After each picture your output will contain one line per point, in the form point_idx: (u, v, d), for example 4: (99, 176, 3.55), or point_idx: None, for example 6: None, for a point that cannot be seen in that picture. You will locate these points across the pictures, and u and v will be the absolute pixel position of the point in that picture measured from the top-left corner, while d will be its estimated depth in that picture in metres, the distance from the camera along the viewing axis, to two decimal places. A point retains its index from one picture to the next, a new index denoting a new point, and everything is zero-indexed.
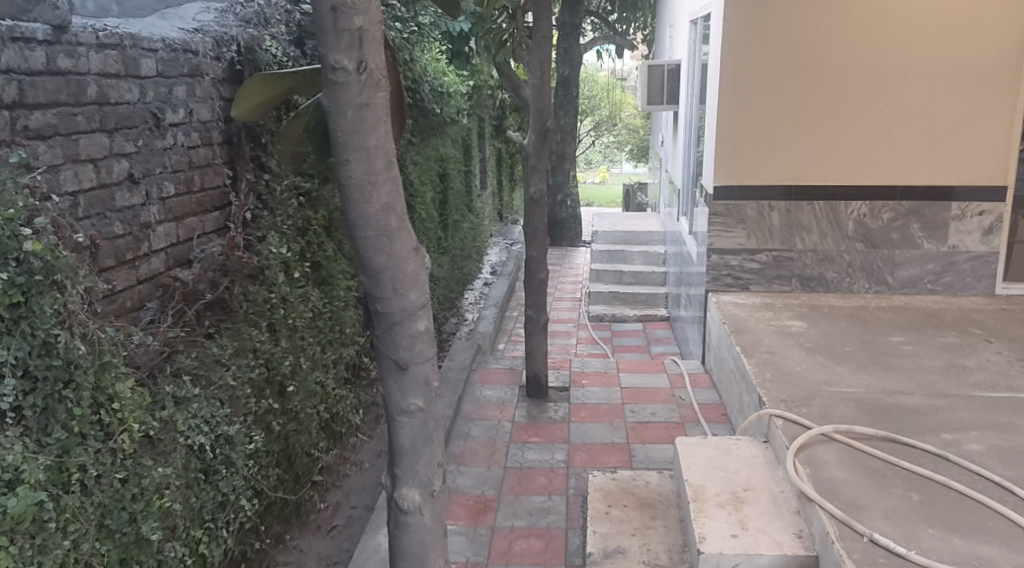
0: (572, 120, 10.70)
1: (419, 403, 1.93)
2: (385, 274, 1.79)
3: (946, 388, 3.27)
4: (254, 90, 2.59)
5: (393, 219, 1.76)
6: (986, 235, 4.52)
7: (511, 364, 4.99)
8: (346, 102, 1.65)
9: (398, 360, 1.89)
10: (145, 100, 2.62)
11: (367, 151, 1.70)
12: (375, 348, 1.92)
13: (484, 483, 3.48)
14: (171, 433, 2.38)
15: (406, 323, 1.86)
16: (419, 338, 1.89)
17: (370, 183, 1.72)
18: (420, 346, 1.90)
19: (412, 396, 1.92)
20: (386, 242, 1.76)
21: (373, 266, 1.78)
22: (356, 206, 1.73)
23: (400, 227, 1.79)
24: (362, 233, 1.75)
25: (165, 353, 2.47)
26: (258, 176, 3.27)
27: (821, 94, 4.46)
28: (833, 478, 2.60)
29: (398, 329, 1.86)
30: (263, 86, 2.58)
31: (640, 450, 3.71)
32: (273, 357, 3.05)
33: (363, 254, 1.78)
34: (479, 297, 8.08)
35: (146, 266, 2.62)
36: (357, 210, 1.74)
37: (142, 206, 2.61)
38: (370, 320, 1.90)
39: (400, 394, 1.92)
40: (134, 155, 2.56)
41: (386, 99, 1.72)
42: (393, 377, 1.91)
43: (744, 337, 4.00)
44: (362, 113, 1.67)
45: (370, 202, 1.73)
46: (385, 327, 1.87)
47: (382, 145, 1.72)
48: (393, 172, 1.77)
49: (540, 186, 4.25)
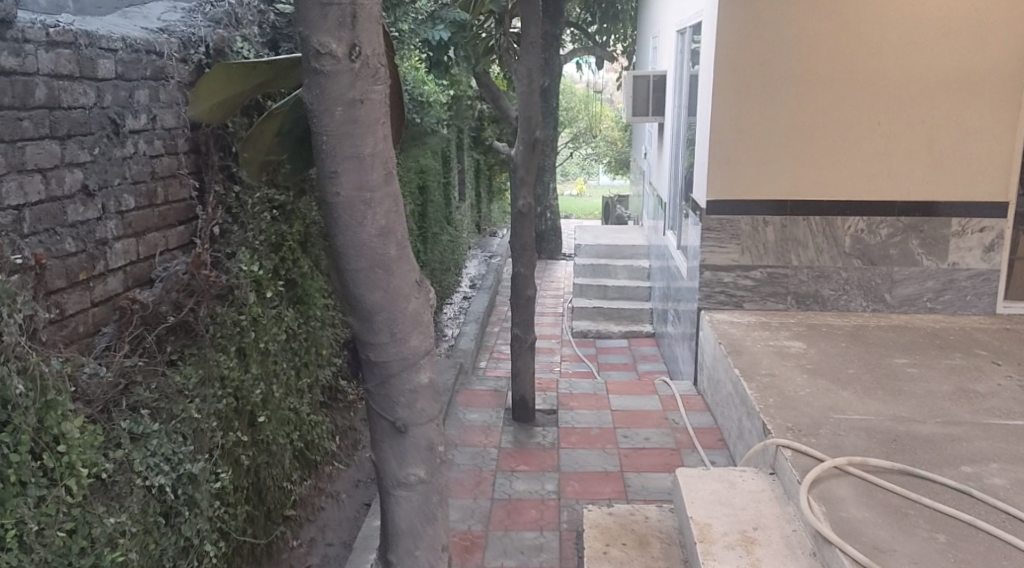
0: (553, 132, 10.55)
1: (419, 474, 1.89)
2: (380, 317, 1.74)
3: (959, 415, 3.15)
4: (220, 82, 2.35)
5: (392, 247, 1.70)
6: (987, 252, 4.40)
7: (496, 385, 4.76)
8: (335, 98, 1.58)
9: (396, 424, 1.84)
10: (102, 105, 2.37)
11: (360, 158, 1.63)
12: (370, 409, 1.87)
13: (471, 516, 3.25)
14: (127, 475, 2.13)
15: (405, 375, 1.80)
16: (419, 394, 1.84)
17: (364, 202, 1.65)
18: (420, 404, 1.84)
19: (410, 466, 1.88)
20: (381, 277, 1.71)
21: (367, 304, 1.72)
22: (350, 225, 1.66)
23: (399, 255, 1.73)
24: (354, 261, 1.69)
25: (121, 385, 2.23)
26: (227, 188, 3.01)
27: (818, 105, 4.31)
28: (852, 518, 2.44)
29: (396, 379, 1.80)
30: (219, 81, 2.36)
31: (636, 480, 3.51)
32: (242, 385, 2.80)
33: (355, 292, 1.72)
34: (460, 312, 7.85)
35: (101, 287, 2.37)
36: (351, 229, 1.67)
37: (98, 220, 2.36)
38: (365, 369, 1.84)
39: (398, 463, 1.88)
40: (90, 165, 2.31)
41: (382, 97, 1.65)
42: (389, 441, 1.87)
43: (742, 357, 3.82)
44: (354, 112, 1.59)
45: (364, 225, 1.67)
46: (382, 379, 1.81)
47: (376, 152, 1.65)
48: (390, 187, 1.70)
49: (529, 200, 4.04)
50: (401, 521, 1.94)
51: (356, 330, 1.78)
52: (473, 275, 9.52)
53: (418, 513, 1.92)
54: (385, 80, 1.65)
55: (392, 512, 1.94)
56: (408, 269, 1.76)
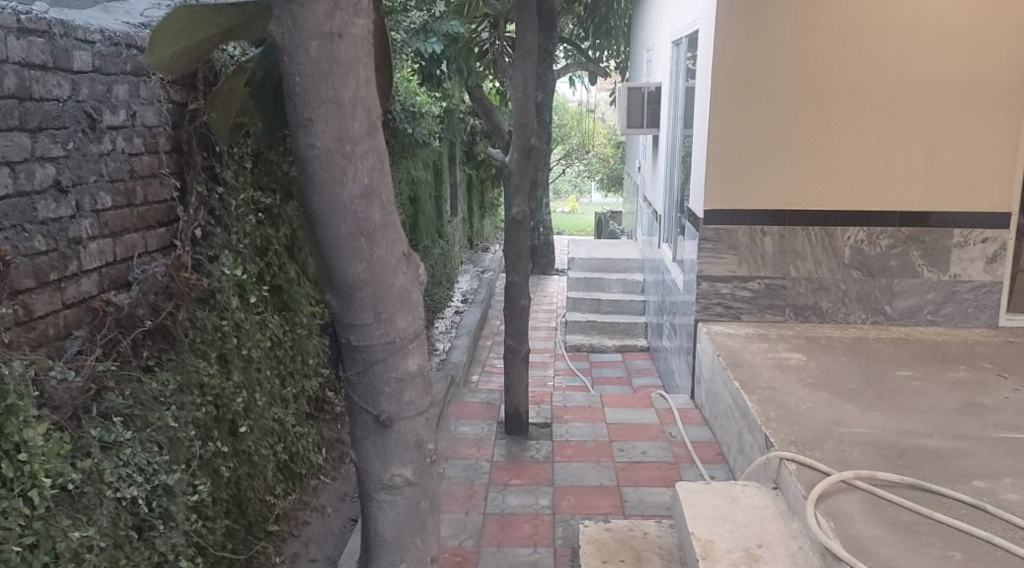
0: (545, 147, 10.51)
1: (405, 475, 1.81)
2: (362, 292, 1.66)
3: (967, 429, 3.05)
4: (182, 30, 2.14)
5: (376, 211, 1.62)
6: (990, 263, 4.32)
7: (488, 398, 4.63)
8: (310, 32, 1.50)
9: (380, 418, 1.77)
10: (77, 98, 2.26)
11: (338, 104, 1.54)
12: (352, 403, 1.81)
13: (463, 532, 3.12)
14: (97, 485, 2.01)
15: (390, 361, 1.73)
16: (405, 386, 1.77)
17: (342, 156, 1.57)
18: (407, 397, 1.78)
19: (396, 467, 1.81)
20: (364, 247, 1.62)
21: (349, 278, 1.64)
22: (328, 183, 1.58)
23: (384, 223, 1.65)
24: (333, 227, 1.60)
25: (91, 391, 2.10)
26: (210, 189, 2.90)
27: (818, 114, 4.24)
28: (863, 534, 2.33)
29: (380, 365, 1.73)
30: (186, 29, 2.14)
31: (632, 495, 3.39)
32: (223, 393, 2.68)
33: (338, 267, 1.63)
34: (451, 326, 7.74)
35: (74, 288, 2.24)
36: (330, 189, 1.58)
37: (71, 218, 2.23)
38: (346, 357, 1.76)
39: (382, 464, 1.81)
40: (62, 160, 2.19)
41: (364, 31, 1.57)
42: (373, 437, 1.80)
43: (742, 370, 3.71)
44: (331, 48, 1.51)
45: (345, 181, 1.59)
46: (363, 365, 1.74)
47: (357, 98, 1.56)
48: (373, 141, 1.62)
49: (523, 207, 3.94)
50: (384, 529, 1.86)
51: (336, 309, 1.70)
52: (465, 289, 9.42)
53: (405, 522, 1.85)
54: (366, 14, 1.57)
55: (376, 520, 1.86)
56: (393, 239, 1.69)
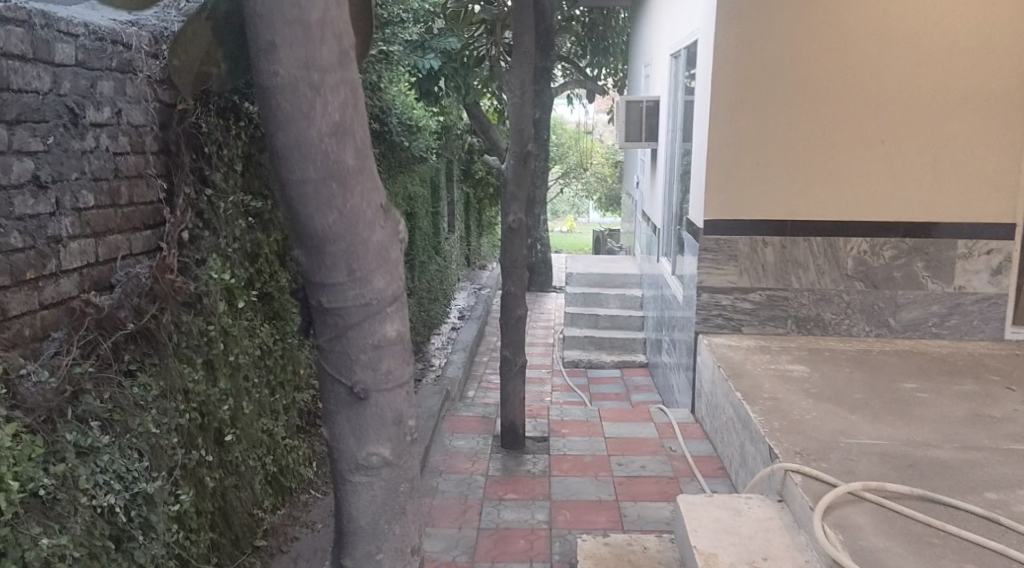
0: (543, 163, 10.48)
1: (382, 454, 1.64)
2: (335, 248, 1.50)
3: (976, 440, 2.96)
4: None
5: (349, 154, 1.46)
6: (995, 275, 4.25)
7: (483, 412, 4.53)
8: None
9: (353, 389, 1.60)
10: (59, 92, 2.19)
11: (305, 27, 1.39)
12: (323, 371, 1.62)
13: (456, 547, 3.02)
14: (71, 492, 1.92)
15: (366, 325, 1.56)
16: (383, 353, 1.60)
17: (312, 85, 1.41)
18: (385, 366, 1.60)
19: (372, 446, 1.63)
20: (335, 189, 1.46)
21: (318, 230, 1.48)
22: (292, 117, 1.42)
23: (359, 168, 1.50)
24: (300, 167, 1.44)
25: (67, 393, 2.01)
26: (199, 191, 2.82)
27: (819, 124, 4.20)
28: (873, 547, 2.24)
29: (355, 331, 1.56)
30: None
31: (632, 509, 3.29)
32: (208, 401, 2.59)
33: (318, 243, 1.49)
34: (447, 342, 7.65)
35: (52, 287, 2.15)
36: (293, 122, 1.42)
37: (50, 215, 2.15)
38: (317, 321, 1.59)
39: (356, 441, 1.63)
40: (42, 155, 2.11)
41: None
42: (346, 412, 1.62)
43: (743, 381, 3.63)
44: None
45: (313, 117, 1.42)
46: (336, 331, 1.57)
47: (324, 20, 1.41)
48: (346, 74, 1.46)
49: (519, 216, 3.87)
50: (359, 517, 1.68)
51: (303, 264, 1.53)
52: (462, 306, 9.34)
53: (382, 505, 1.67)
54: None
55: (351, 505, 1.67)
56: (369, 188, 1.52)
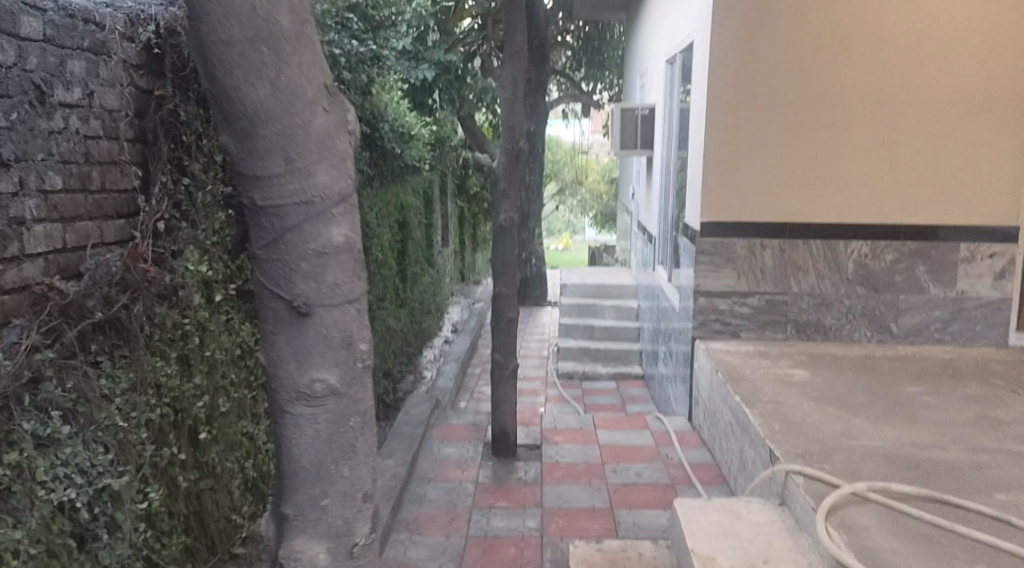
0: (537, 177, 10.41)
1: (327, 382, 1.61)
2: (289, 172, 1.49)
3: (984, 442, 2.85)
4: None
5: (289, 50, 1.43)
6: (998, 279, 4.16)
7: (474, 420, 4.40)
8: None
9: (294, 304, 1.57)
10: (25, 68, 2.07)
11: None
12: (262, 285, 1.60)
13: (443, 555, 2.88)
14: (27, 484, 1.79)
15: (303, 229, 1.53)
16: (327, 264, 1.56)
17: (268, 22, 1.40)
18: (330, 277, 1.57)
19: (316, 372, 1.61)
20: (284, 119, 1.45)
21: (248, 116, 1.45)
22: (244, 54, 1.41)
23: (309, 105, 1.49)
24: None
25: (26, 380, 1.89)
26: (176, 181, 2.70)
27: (819, 125, 4.12)
28: (880, 547, 2.12)
29: (295, 234, 1.53)
30: None
31: (627, 516, 3.16)
32: (182, 397, 2.47)
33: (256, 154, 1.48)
34: (440, 355, 7.53)
35: (14, 271, 2.02)
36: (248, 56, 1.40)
37: (13, 196, 2.02)
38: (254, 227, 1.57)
39: (297, 367, 1.61)
40: (5, 131, 1.99)
41: None
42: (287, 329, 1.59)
43: (741, 385, 3.51)
44: None
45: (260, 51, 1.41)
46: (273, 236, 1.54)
47: None
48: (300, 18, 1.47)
49: (511, 215, 3.77)
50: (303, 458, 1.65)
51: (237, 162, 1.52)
52: (456, 320, 9.22)
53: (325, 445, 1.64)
54: None
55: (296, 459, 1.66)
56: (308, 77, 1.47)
